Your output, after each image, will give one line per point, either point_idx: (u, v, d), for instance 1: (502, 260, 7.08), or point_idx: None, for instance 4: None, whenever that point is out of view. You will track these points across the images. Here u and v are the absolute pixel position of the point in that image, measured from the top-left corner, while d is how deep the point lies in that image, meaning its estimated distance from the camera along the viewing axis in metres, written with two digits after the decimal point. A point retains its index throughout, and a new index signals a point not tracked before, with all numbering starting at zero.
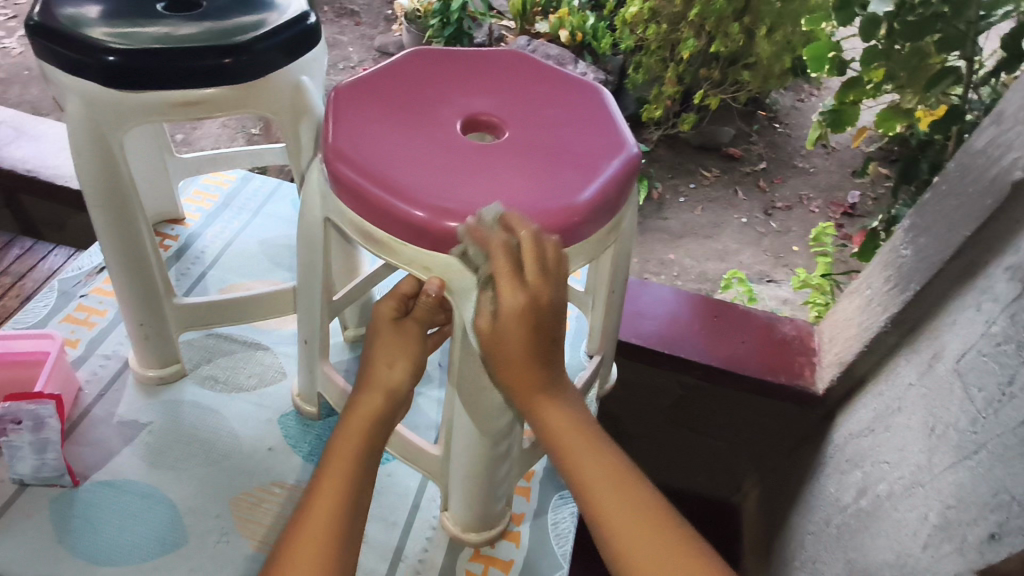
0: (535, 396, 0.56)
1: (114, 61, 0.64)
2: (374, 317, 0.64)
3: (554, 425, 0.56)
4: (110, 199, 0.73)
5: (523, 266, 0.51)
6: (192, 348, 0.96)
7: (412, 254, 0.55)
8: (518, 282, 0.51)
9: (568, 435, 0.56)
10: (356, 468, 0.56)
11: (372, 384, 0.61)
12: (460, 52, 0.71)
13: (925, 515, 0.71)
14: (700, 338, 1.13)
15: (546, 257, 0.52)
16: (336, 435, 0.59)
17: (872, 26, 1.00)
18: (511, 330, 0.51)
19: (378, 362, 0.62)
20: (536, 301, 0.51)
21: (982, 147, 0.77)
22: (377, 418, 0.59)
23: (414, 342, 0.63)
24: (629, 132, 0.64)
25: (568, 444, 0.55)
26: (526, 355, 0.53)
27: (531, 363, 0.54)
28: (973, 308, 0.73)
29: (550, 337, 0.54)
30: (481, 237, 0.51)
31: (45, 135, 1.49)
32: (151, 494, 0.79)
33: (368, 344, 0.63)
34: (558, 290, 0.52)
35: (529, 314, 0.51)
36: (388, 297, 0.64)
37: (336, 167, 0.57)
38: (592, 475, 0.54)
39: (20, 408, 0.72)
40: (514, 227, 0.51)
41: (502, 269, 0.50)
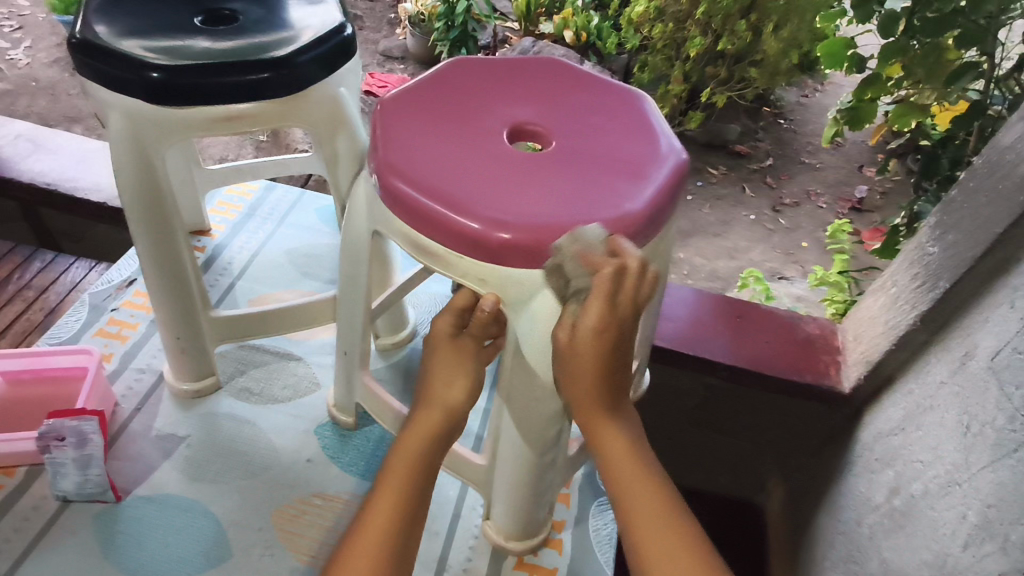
0: (595, 416, 0.59)
1: (158, 78, 0.65)
2: (432, 333, 0.63)
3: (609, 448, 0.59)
4: (151, 213, 0.73)
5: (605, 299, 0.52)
6: (225, 360, 0.96)
7: (468, 267, 0.55)
8: (608, 308, 0.52)
9: (617, 457, 0.59)
10: (414, 479, 0.57)
11: (430, 401, 0.61)
12: (498, 61, 0.71)
13: (963, 514, 0.70)
14: (725, 338, 1.13)
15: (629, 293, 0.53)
16: (394, 452, 0.59)
17: (891, 22, 1.01)
18: (588, 351, 0.53)
19: (436, 380, 0.62)
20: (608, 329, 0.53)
21: (1011, 143, 0.76)
22: (436, 435, 0.60)
23: (471, 357, 0.63)
24: (673, 138, 0.64)
25: (620, 474, 0.58)
26: (592, 377, 0.56)
27: (594, 385, 0.56)
28: (1006, 305, 0.72)
29: (616, 362, 0.56)
30: (595, 261, 0.51)
31: (62, 148, 1.49)
32: (193, 508, 0.79)
33: (425, 361, 0.63)
34: (630, 323, 0.54)
35: (601, 341, 0.54)
36: (445, 311, 0.63)
37: (388, 179, 0.57)
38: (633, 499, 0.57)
39: (63, 425, 0.71)
40: (621, 252, 0.53)
41: (597, 294, 0.52)
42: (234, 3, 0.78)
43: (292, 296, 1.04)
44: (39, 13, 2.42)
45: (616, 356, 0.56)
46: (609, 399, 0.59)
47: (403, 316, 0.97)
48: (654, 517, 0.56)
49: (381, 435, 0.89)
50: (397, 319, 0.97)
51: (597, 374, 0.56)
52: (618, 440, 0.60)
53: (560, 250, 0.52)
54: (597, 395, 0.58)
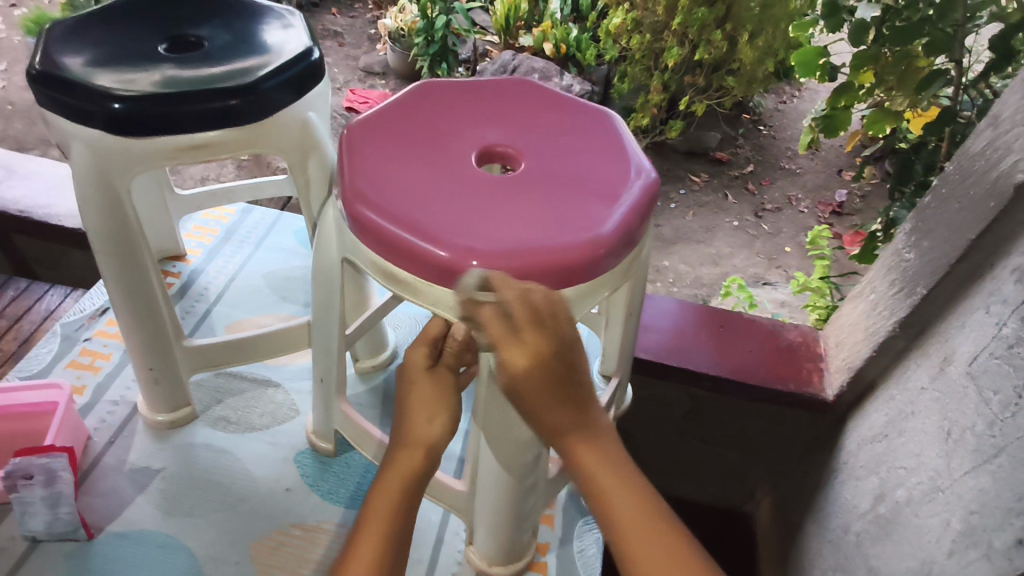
0: (572, 434, 0.53)
1: (120, 109, 0.64)
2: (406, 364, 0.63)
3: (593, 468, 0.53)
4: (118, 245, 0.72)
5: (532, 321, 0.47)
6: (202, 389, 0.94)
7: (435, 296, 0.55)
8: (514, 343, 0.47)
9: (603, 474, 0.53)
10: (395, 523, 0.56)
11: (410, 441, 0.59)
12: (469, 83, 0.71)
13: (947, 521, 0.70)
14: (707, 348, 1.12)
15: (538, 306, 0.48)
16: (375, 493, 0.57)
17: (861, 31, 1.02)
18: (523, 389, 0.49)
19: (416, 414, 0.60)
20: (539, 359, 0.47)
21: (980, 150, 0.76)
22: (416, 476, 0.58)
23: (448, 390, 0.62)
24: (644, 157, 0.64)
25: (607, 490, 0.52)
26: (552, 405, 0.50)
27: (562, 406, 0.51)
28: (982, 310, 0.73)
29: (572, 381, 0.50)
30: (474, 308, 0.50)
31: (36, 174, 1.47)
32: (168, 543, 0.77)
33: (402, 396, 0.61)
34: (562, 337, 0.48)
35: (536, 372, 0.48)
36: (418, 342, 0.63)
37: (356, 209, 0.56)
38: (623, 505, 0.51)
39: (31, 464, 0.70)
40: (500, 290, 0.49)
41: (497, 333, 0.48)
42: (201, 29, 0.77)
43: (269, 321, 1.03)
44: (15, 36, 2.39)
45: (572, 374, 0.50)
46: (579, 411, 0.53)
47: (383, 337, 0.96)
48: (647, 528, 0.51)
49: (361, 461, 0.88)
50: (377, 341, 0.96)
51: (554, 403, 0.50)
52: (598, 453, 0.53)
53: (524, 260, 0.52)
54: (562, 415, 0.51)
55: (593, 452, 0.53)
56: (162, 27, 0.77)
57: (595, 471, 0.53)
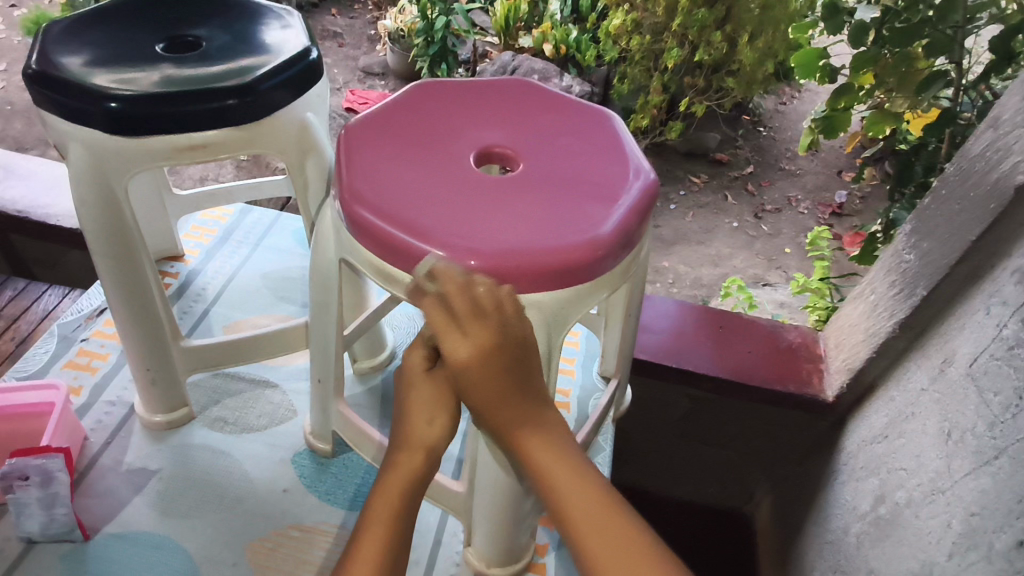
0: (520, 429, 0.55)
1: (117, 108, 0.63)
2: (405, 366, 0.61)
3: (544, 461, 0.54)
4: (114, 244, 0.72)
5: (472, 313, 0.51)
6: (200, 389, 0.94)
7: (404, 291, 0.56)
8: (457, 335, 0.51)
9: (554, 471, 0.54)
10: (396, 528, 0.55)
11: (410, 443, 0.59)
12: (469, 84, 0.71)
13: (947, 522, 0.70)
14: (707, 349, 1.12)
15: (480, 301, 0.51)
16: (375, 496, 0.57)
17: (861, 33, 1.02)
18: (475, 380, 0.52)
19: (416, 417, 0.59)
20: (480, 347, 0.51)
21: (981, 151, 0.76)
22: (417, 479, 0.58)
23: (450, 393, 0.60)
24: (643, 159, 0.63)
25: (554, 480, 0.54)
26: (500, 397, 0.53)
27: (508, 397, 0.54)
28: (982, 312, 0.73)
29: (518, 374, 0.53)
30: (420, 296, 0.52)
31: (34, 174, 1.47)
32: (164, 544, 0.77)
33: (401, 398, 0.61)
34: (505, 330, 0.51)
35: (478, 361, 0.51)
36: (416, 343, 0.61)
37: (353, 210, 0.56)
38: (568, 491, 0.53)
39: (26, 464, 0.69)
40: (439, 278, 0.51)
41: (439, 321, 0.51)
42: (199, 29, 0.77)
43: (268, 321, 1.02)
44: (14, 36, 2.39)
45: (517, 366, 0.53)
46: (530, 404, 0.55)
47: (381, 338, 0.96)
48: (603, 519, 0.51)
49: (359, 462, 0.87)
50: (375, 342, 0.95)
51: (500, 395, 0.53)
52: (552, 451, 0.55)
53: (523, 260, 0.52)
54: (510, 408, 0.54)
55: (544, 446, 0.55)
56: (160, 27, 0.77)
57: (546, 466, 0.54)
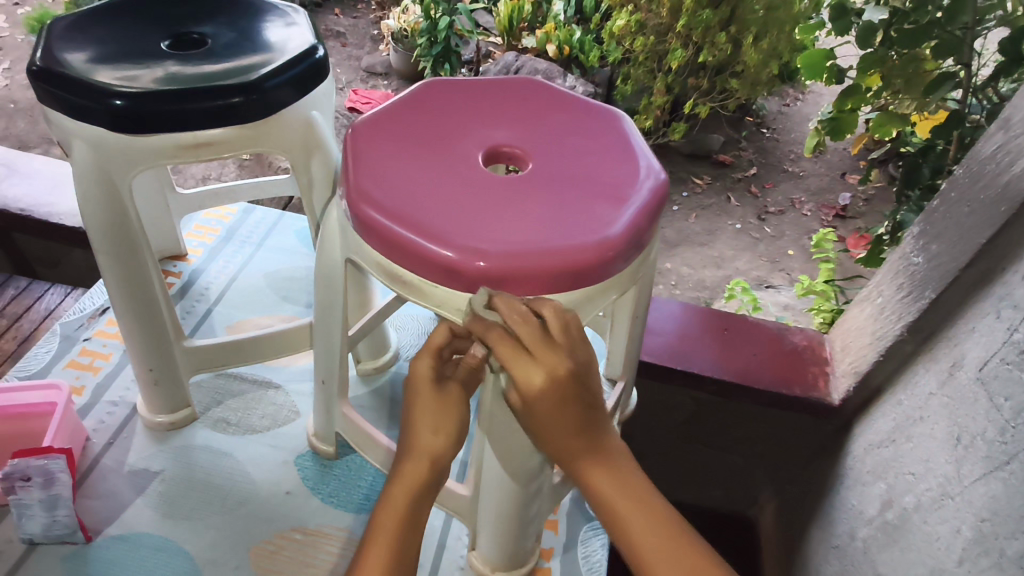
0: (582, 459, 0.54)
1: (121, 105, 0.63)
2: (412, 376, 0.58)
3: (605, 490, 0.54)
4: (117, 244, 0.71)
5: (541, 342, 0.50)
6: (202, 390, 0.93)
7: (457, 302, 0.54)
8: (524, 363, 0.49)
9: (613, 495, 0.54)
10: (401, 539, 0.54)
11: (415, 451, 0.58)
12: (476, 83, 0.70)
13: (957, 528, 0.69)
14: (712, 351, 1.11)
15: (552, 331, 0.50)
16: (380, 506, 0.56)
17: (869, 34, 1.01)
18: (542, 408, 0.50)
19: (422, 425, 0.58)
20: (554, 377, 0.49)
21: (991, 153, 0.75)
22: (423, 487, 0.57)
23: (454, 404, 0.58)
24: (653, 158, 0.63)
25: (621, 512, 0.53)
26: (563, 425, 0.52)
27: (572, 430, 0.52)
28: (992, 315, 0.72)
29: (582, 401, 0.52)
30: (482, 328, 0.51)
31: (36, 172, 1.46)
32: (166, 547, 0.76)
33: (406, 405, 0.59)
34: (574, 359, 0.50)
35: (548, 393, 0.50)
36: (422, 352, 0.58)
37: (361, 209, 0.55)
38: (636, 524, 0.53)
39: (28, 465, 0.69)
40: (508, 308, 0.50)
41: (506, 351, 0.50)
42: (204, 26, 0.76)
43: (271, 321, 1.02)
44: (18, 34, 2.39)
45: (584, 396, 0.52)
46: (589, 434, 0.54)
47: (384, 339, 0.95)
48: (668, 547, 0.51)
49: (363, 463, 0.87)
50: (378, 342, 0.95)
51: (565, 424, 0.52)
52: (610, 476, 0.54)
53: (531, 261, 0.51)
54: (575, 438, 0.53)
55: (606, 474, 0.54)
56: (165, 24, 0.76)
57: (608, 493, 0.54)
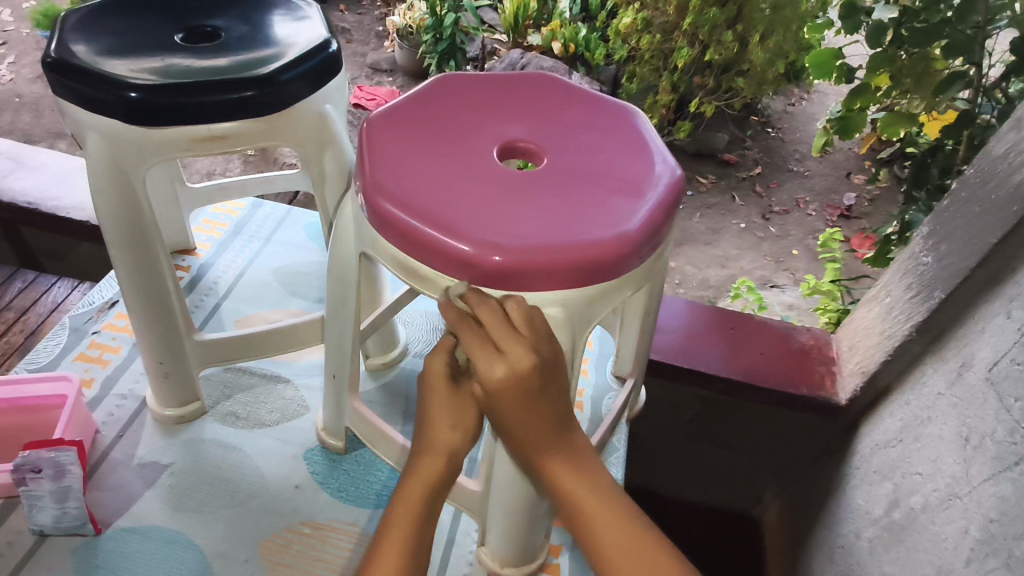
0: (543, 452, 0.55)
1: (135, 98, 0.63)
2: (427, 373, 0.58)
3: (567, 484, 0.55)
4: (130, 237, 0.71)
5: (508, 333, 0.50)
6: (211, 384, 0.93)
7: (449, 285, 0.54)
8: (486, 353, 0.50)
9: (573, 486, 0.54)
10: (417, 534, 0.55)
11: (431, 447, 0.58)
12: (489, 78, 0.69)
13: (965, 528, 0.69)
14: (720, 350, 1.11)
15: (516, 320, 0.51)
16: (396, 499, 0.57)
17: (879, 33, 0.99)
18: (506, 398, 0.51)
19: (438, 422, 0.58)
20: (516, 370, 0.50)
21: (1003, 153, 0.75)
22: (438, 483, 0.57)
23: (471, 403, 0.58)
24: (668, 154, 0.62)
25: (582, 503, 0.54)
26: (528, 418, 0.52)
27: (535, 423, 0.53)
28: (1002, 316, 0.71)
29: (549, 396, 0.52)
30: (460, 321, 0.52)
31: (43, 165, 1.46)
32: (176, 540, 0.76)
33: (422, 402, 0.59)
34: (538, 351, 0.51)
35: (510, 386, 0.50)
36: (438, 350, 0.58)
37: (376, 202, 0.55)
38: (596, 517, 0.53)
39: (39, 457, 0.69)
40: (477, 301, 0.52)
41: (472, 341, 0.51)
42: (216, 19, 0.76)
43: (280, 316, 1.02)
44: (23, 28, 2.39)
45: (548, 389, 0.52)
46: (553, 427, 0.54)
47: (393, 335, 0.95)
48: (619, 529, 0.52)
49: (372, 459, 0.87)
50: (387, 339, 0.95)
51: (529, 417, 0.52)
52: (569, 469, 0.55)
53: (546, 256, 0.51)
54: (536, 432, 0.53)
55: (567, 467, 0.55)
56: (177, 17, 0.76)
57: (568, 483, 0.55)
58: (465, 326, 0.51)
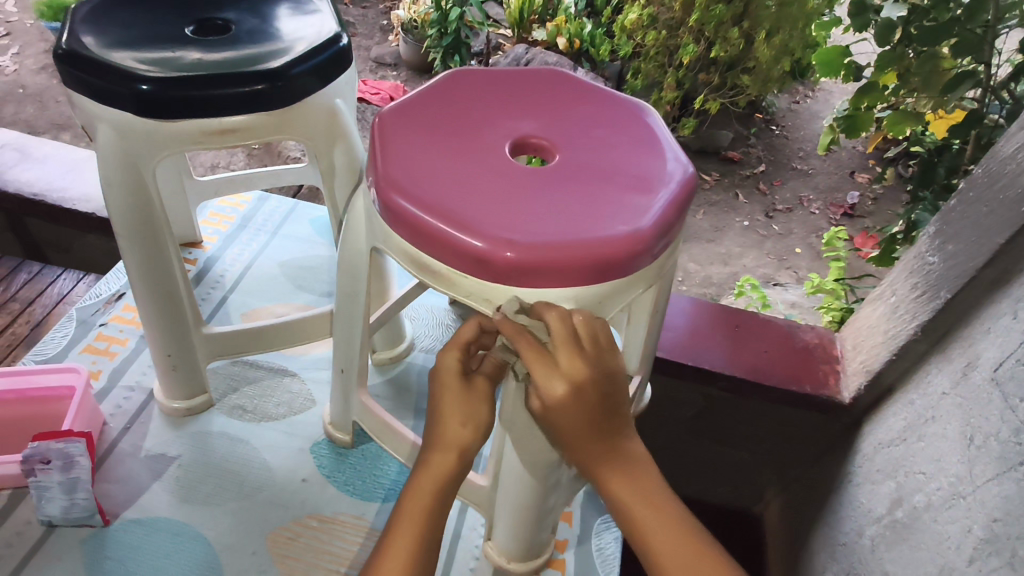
0: (602, 467, 0.54)
1: (147, 90, 0.63)
2: (438, 369, 0.59)
3: (627, 499, 0.54)
4: (140, 229, 0.71)
5: (570, 347, 0.51)
6: (217, 376, 0.94)
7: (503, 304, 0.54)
8: (547, 368, 0.50)
9: (632, 501, 0.54)
10: (426, 528, 0.55)
11: (442, 443, 0.58)
12: (500, 73, 0.69)
13: (968, 527, 0.69)
14: (724, 347, 1.11)
15: (579, 334, 0.51)
16: (407, 493, 0.57)
17: (888, 32, 0.98)
18: (566, 414, 0.51)
19: (450, 418, 0.58)
20: (576, 383, 0.50)
21: (1011, 153, 0.74)
22: (450, 478, 0.57)
23: (481, 400, 0.59)
24: (680, 151, 0.62)
25: (640, 518, 0.54)
26: (586, 431, 0.52)
27: (593, 437, 0.53)
28: (1009, 316, 0.71)
29: (606, 409, 0.53)
30: (518, 335, 0.52)
31: (49, 157, 1.46)
32: (184, 532, 0.77)
33: (433, 398, 0.59)
34: (596, 365, 0.51)
35: (571, 401, 0.51)
36: (449, 346, 0.58)
37: (389, 197, 0.55)
38: (657, 531, 0.53)
39: (48, 448, 0.69)
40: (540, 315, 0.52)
41: (531, 356, 0.51)
42: (227, 13, 0.76)
43: (286, 309, 1.02)
44: (26, 19, 2.39)
45: (606, 402, 0.52)
46: (609, 441, 0.54)
47: (400, 329, 0.96)
48: (682, 544, 0.52)
49: (378, 453, 0.87)
50: (394, 333, 0.95)
51: (588, 431, 0.52)
52: (630, 485, 0.54)
53: (559, 252, 0.51)
54: (594, 445, 0.53)
55: (624, 480, 0.54)
56: (187, 10, 0.76)
57: (628, 499, 0.54)
58: (526, 341, 0.51)
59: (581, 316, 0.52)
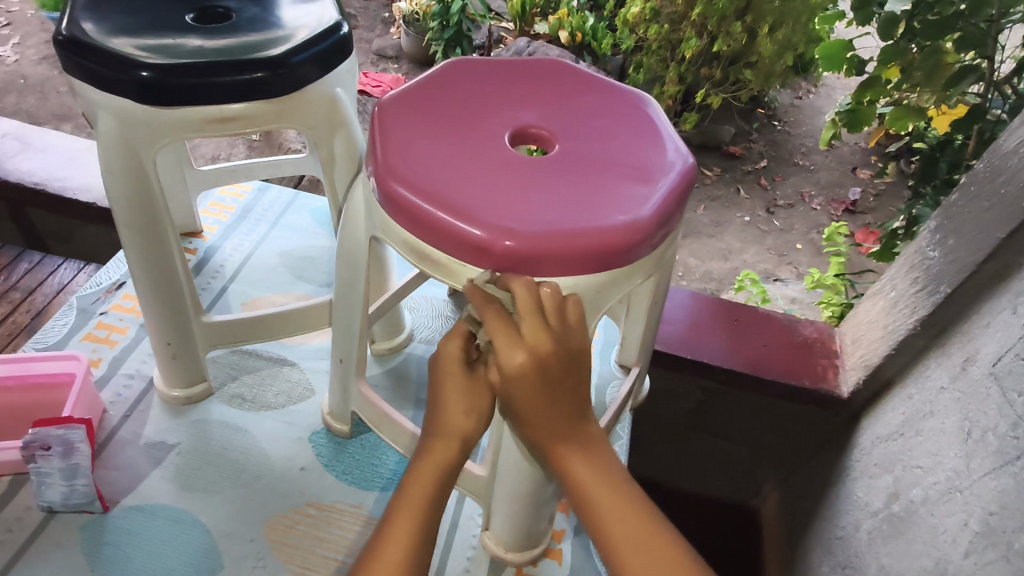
0: (559, 444, 0.54)
1: (148, 77, 0.63)
2: (441, 357, 0.59)
3: (583, 477, 0.54)
4: (139, 216, 0.71)
5: (534, 318, 0.50)
6: (218, 365, 0.94)
7: (472, 274, 0.54)
8: (511, 336, 0.50)
9: (589, 483, 0.54)
10: (427, 517, 0.55)
11: (444, 431, 0.58)
12: (503, 63, 0.69)
13: (964, 521, 0.69)
14: (723, 341, 1.11)
15: (546, 308, 0.51)
16: (408, 481, 0.57)
17: (892, 25, 0.96)
18: (526, 385, 0.51)
19: (451, 407, 0.58)
20: (539, 356, 0.50)
21: (1013, 148, 0.74)
22: (450, 467, 0.58)
23: (484, 390, 0.58)
24: (680, 142, 0.62)
25: (594, 497, 0.54)
26: (546, 405, 0.52)
27: (554, 413, 0.53)
28: (1008, 311, 0.71)
29: (569, 384, 0.52)
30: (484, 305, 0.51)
31: (50, 146, 1.46)
32: (183, 519, 0.77)
33: (435, 387, 0.59)
34: (560, 339, 0.51)
35: (531, 370, 0.50)
36: (453, 335, 0.59)
37: (389, 186, 0.55)
38: (613, 513, 0.53)
39: (48, 434, 0.69)
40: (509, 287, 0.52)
41: (495, 325, 0.51)
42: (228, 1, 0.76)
43: (286, 300, 1.02)
44: (27, 9, 2.38)
45: (569, 378, 0.52)
46: (570, 420, 0.54)
47: (399, 320, 0.96)
48: (636, 526, 0.52)
49: (377, 442, 0.87)
50: (393, 324, 0.95)
51: (549, 406, 0.52)
52: (585, 464, 0.54)
53: (557, 242, 0.51)
54: (553, 420, 0.53)
55: (583, 460, 0.55)
56: None
57: (583, 477, 0.54)
58: (491, 310, 0.51)
59: (550, 289, 0.51)
